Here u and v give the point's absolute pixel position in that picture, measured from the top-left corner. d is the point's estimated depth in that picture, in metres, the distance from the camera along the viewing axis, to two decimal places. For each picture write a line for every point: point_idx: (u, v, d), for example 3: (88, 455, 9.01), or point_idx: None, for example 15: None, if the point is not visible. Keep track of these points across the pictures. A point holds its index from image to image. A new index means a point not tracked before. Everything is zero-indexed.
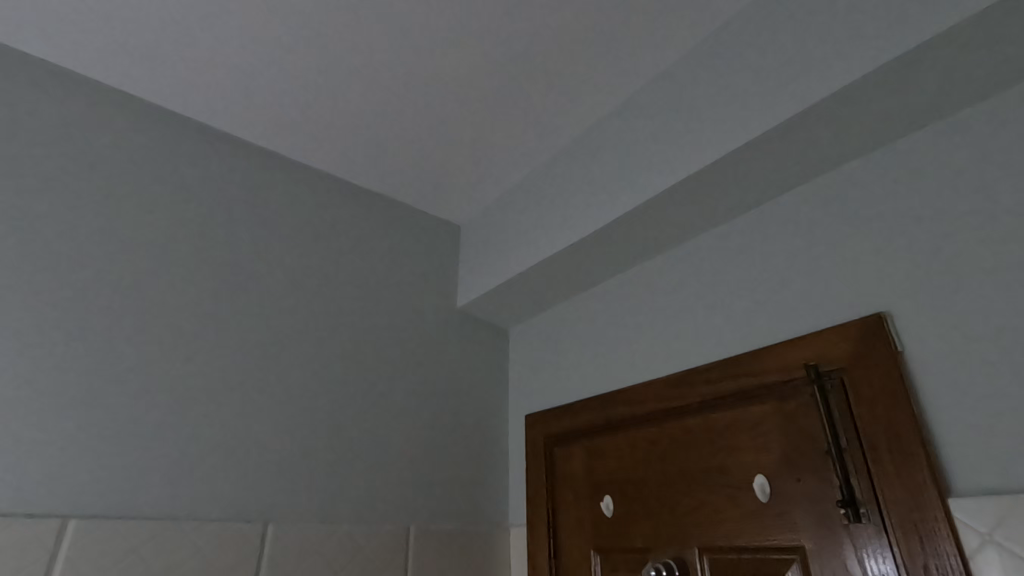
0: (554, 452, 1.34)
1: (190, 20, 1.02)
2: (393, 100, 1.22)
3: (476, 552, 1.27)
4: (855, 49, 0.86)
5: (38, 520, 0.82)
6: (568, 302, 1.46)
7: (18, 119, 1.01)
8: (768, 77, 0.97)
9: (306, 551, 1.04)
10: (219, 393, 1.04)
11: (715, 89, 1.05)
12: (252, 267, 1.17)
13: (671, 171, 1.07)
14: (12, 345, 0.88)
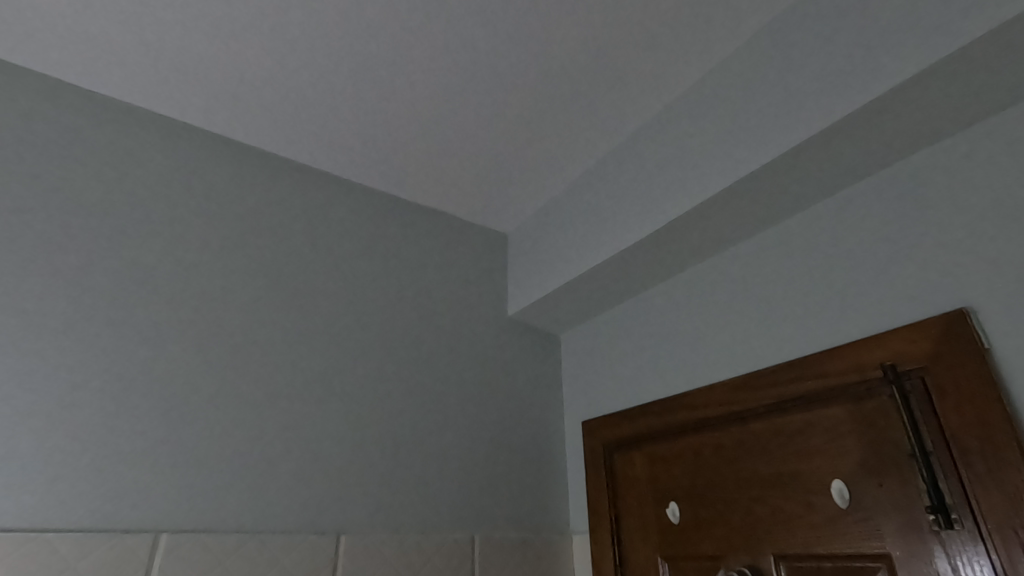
0: (614, 458, 1.33)
1: (248, 55, 1.07)
2: (441, 114, 1.24)
3: (541, 558, 1.28)
4: (926, 31, 0.80)
5: (134, 535, 0.89)
6: (620, 307, 1.45)
7: (98, 159, 1.08)
8: (828, 64, 0.92)
9: (378, 560, 1.08)
10: (289, 411, 1.09)
11: (769, 83, 1.01)
12: (313, 288, 1.22)
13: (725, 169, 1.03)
14: (104, 372, 0.95)
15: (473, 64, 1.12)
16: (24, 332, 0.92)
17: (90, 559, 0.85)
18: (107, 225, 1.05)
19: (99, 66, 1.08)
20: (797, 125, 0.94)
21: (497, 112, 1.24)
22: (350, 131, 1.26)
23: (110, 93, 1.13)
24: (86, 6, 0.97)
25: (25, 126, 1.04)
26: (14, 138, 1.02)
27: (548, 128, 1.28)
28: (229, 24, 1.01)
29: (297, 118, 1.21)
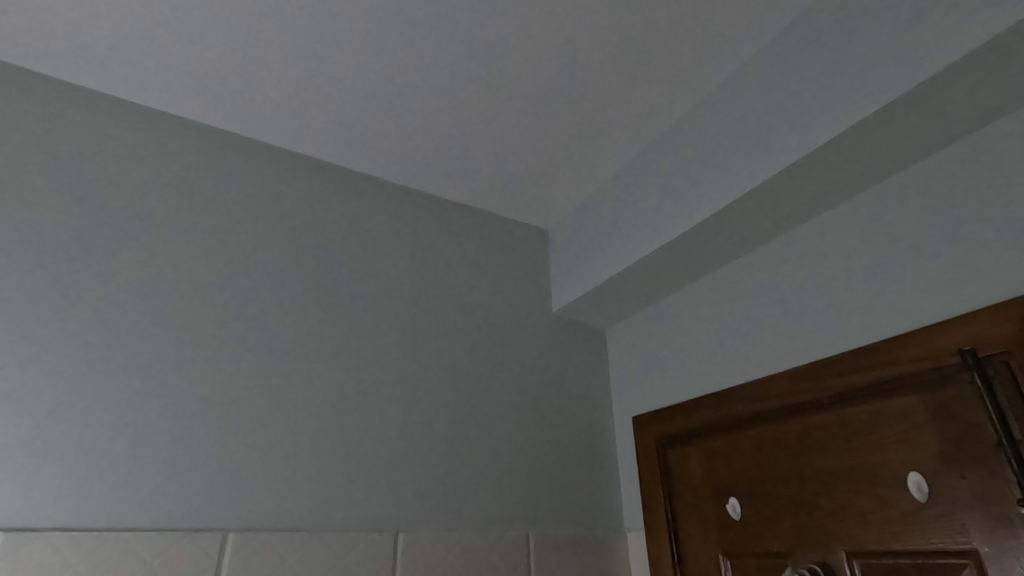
0: (667, 453, 1.29)
1: (296, 66, 1.10)
2: (481, 111, 1.23)
3: (597, 554, 1.26)
4: None
5: (204, 534, 0.93)
6: (666, 300, 1.40)
7: (156, 172, 1.13)
8: (893, 33, 0.85)
9: (435, 558, 1.09)
10: (343, 413, 1.12)
11: (825, 56, 0.94)
12: (361, 292, 1.24)
13: (780, 149, 0.97)
14: (170, 377, 0.99)
15: (515, 59, 1.11)
16: (94, 342, 0.96)
17: (165, 558, 0.89)
18: (163, 236, 1.08)
19: (151, 81, 1.12)
20: (859, 96, 0.87)
21: (537, 105, 1.22)
22: (391, 134, 1.27)
23: (159, 106, 1.17)
24: (142, 26, 1.01)
25: (84, 143, 1.08)
26: (75, 154, 1.07)
27: (588, 119, 1.25)
28: (277, 36, 1.04)
29: (340, 124, 1.24)
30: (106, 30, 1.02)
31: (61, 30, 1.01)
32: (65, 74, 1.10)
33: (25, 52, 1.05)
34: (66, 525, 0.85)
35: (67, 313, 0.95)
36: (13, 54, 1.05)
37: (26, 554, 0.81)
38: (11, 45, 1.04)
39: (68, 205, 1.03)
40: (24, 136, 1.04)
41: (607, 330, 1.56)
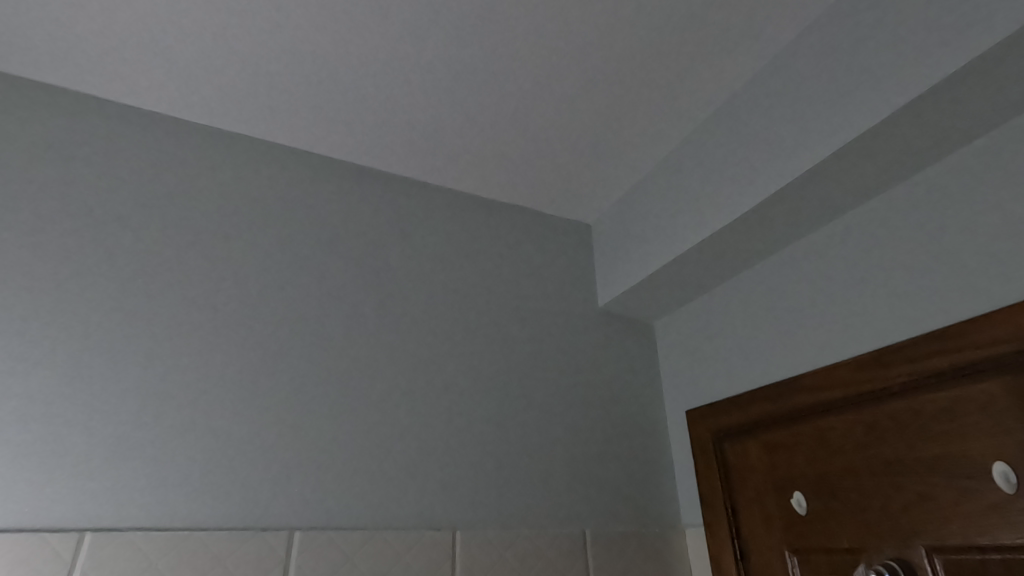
0: (724, 448, 1.26)
1: (342, 78, 1.14)
2: (528, 110, 1.24)
3: (654, 552, 1.25)
4: None
5: (272, 533, 0.96)
6: (714, 291, 1.37)
7: (218, 188, 1.18)
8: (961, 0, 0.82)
9: (492, 556, 1.10)
10: (401, 414, 1.15)
11: (886, 30, 0.91)
12: (413, 294, 1.27)
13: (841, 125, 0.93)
14: (238, 383, 1.04)
15: (554, 53, 1.11)
16: (164, 351, 1.01)
17: (236, 555, 0.93)
18: (222, 247, 1.14)
19: (204, 100, 1.17)
20: (928, 65, 0.83)
21: (576, 98, 1.21)
22: (433, 139, 1.30)
23: (211, 123, 1.23)
24: (199, 49, 1.07)
25: (151, 163, 1.15)
26: (139, 173, 1.13)
27: (630, 109, 1.24)
28: (324, 51, 1.08)
29: (383, 131, 1.27)
30: (165, 55, 1.08)
31: (123, 56, 1.08)
32: (137, 100, 1.17)
33: (90, 79, 1.12)
34: (148, 525, 0.90)
35: (140, 326, 1.01)
36: (80, 82, 1.13)
37: (111, 549, 0.86)
38: (78, 74, 1.11)
39: (138, 222, 1.09)
40: (93, 159, 1.11)
41: (656, 323, 1.54)
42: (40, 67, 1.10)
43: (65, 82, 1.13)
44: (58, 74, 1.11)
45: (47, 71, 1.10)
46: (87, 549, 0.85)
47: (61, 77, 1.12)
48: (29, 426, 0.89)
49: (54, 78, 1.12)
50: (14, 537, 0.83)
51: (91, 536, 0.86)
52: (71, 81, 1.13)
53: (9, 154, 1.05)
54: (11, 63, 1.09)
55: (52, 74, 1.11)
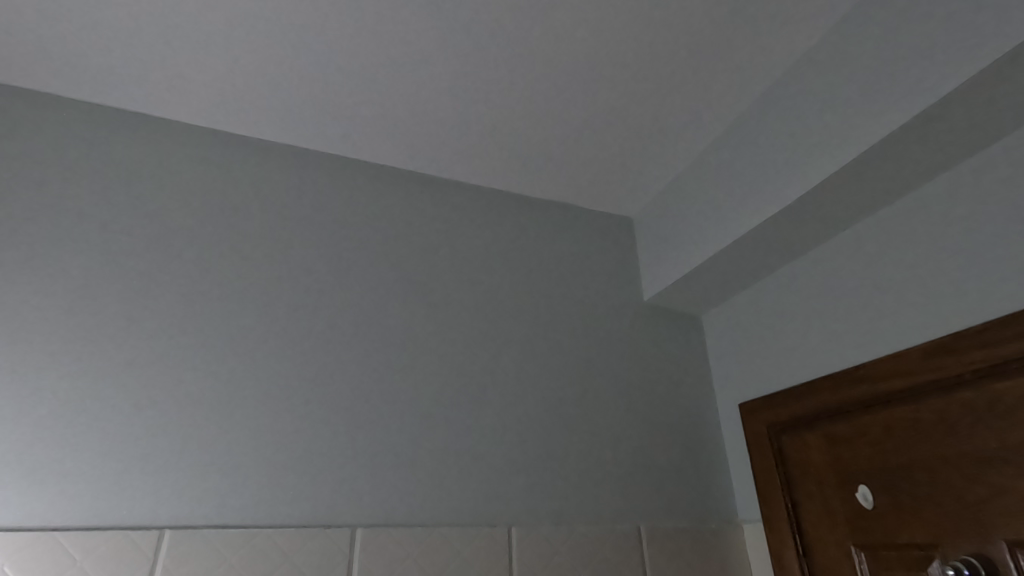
0: (782, 441, 1.22)
1: (385, 84, 1.17)
2: (573, 105, 1.24)
3: (712, 548, 1.23)
4: None
5: (335, 529, 0.99)
6: (766, 280, 1.34)
7: (271, 197, 1.23)
8: None
9: (548, 552, 1.11)
10: (453, 412, 1.17)
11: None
12: (461, 294, 1.29)
13: (903, 101, 0.89)
14: (299, 385, 1.07)
15: (592, 43, 1.10)
16: (227, 355, 1.05)
17: (303, 552, 0.95)
18: (276, 254, 1.17)
19: (252, 113, 1.22)
20: (1000, 32, 0.79)
21: (617, 88, 1.19)
22: (475, 139, 1.32)
23: (258, 135, 1.27)
24: (248, 65, 1.11)
25: (208, 175, 1.19)
26: (194, 185, 1.17)
27: (675, 95, 1.21)
28: (367, 58, 1.11)
29: (425, 134, 1.30)
30: (215, 73, 1.12)
31: (175, 76, 1.13)
32: (192, 117, 1.22)
33: (144, 99, 1.17)
34: (219, 522, 0.93)
35: (204, 331, 1.05)
36: (135, 103, 1.18)
37: (189, 546, 0.89)
38: (134, 95, 1.16)
39: (198, 232, 1.13)
40: (153, 175, 1.16)
41: (704, 314, 1.51)
42: (98, 91, 1.15)
43: (122, 104, 1.18)
44: (115, 97, 1.17)
45: (105, 95, 1.16)
46: (167, 546, 0.89)
47: (121, 100, 1.17)
48: (108, 430, 0.93)
49: (110, 101, 1.17)
50: (99, 536, 0.86)
51: (170, 533, 0.90)
52: (126, 103, 1.18)
53: (76, 174, 1.10)
54: (71, 89, 1.15)
55: (109, 97, 1.17)
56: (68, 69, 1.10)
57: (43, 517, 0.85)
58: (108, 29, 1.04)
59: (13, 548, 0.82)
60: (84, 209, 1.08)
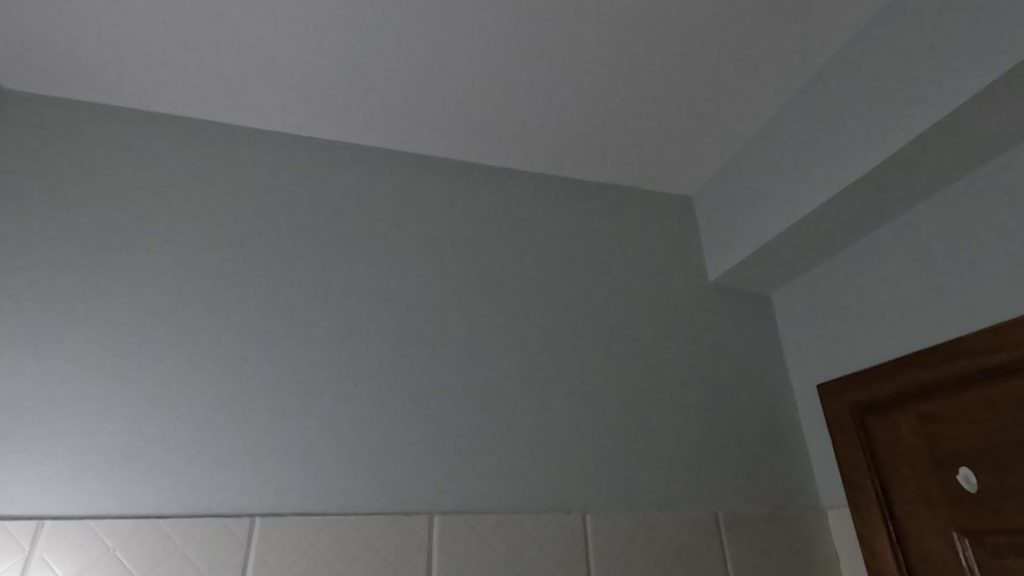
0: (867, 421, 1.15)
1: (442, 77, 1.19)
2: (631, 84, 1.20)
3: (794, 535, 1.18)
4: None
5: (414, 517, 1.02)
6: (843, 253, 1.26)
7: (333, 197, 1.27)
8: None
9: (625, 540, 1.10)
10: (520, 401, 1.18)
11: None
12: (522, 283, 1.30)
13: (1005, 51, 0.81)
14: (369, 380, 1.11)
15: (650, 13, 1.05)
16: (301, 352, 1.10)
17: (385, 539, 0.99)
18: (340, 251, 1.21)
19: (314, 115, 1.27)
20: None
21: (678, 56, 1.14)
22: (531, 124, 1.31)
23: (318, 135, 1.32)
24: (313, 68, 1.16)
25: (273, 178, 1.25)
26: (263, 189, 1.23)
27: (740, 61, 1.14)
28: (427, 55, 1.13)
29: (480, 125, 1.31)
30: (282, 78, 1.18)
31: (244, 82, 1.18)
32: (256, 121, 1.27)
33: (212, 107, 1.23)
34: (305, 510, 0.98)
35: (279, 329, 1.11)
36: (204, 111, 1.24)
37: (279, 533, 0.94)
38: (203, 104, 1.23)
39: (267, 234, 1.19)
40: (223, 178, 1.21)
41: (774, 293, 1.44)
42: (169, 101, 1.22)
43: (192, 112, 1.24)
44: (185, 106, 1.23)
45: (175, 104, 1.22)
46: (259, 533, 0.93)
47: (190, 109, 1.24)
48: (200, 423, 0.99)
49: (181, 111, 1.24)
50: (197, 522, 0.92)
51: (261, 521, 0.94)
52: (195, 112, 1.24)
53: (156, 183, 1.17)
54: (145, 101, 1.21)
55: (179, 106, 1.23)
56: (146, 81, 1.17)
57: (148, 507, 0.91)
58: (186, 47, 1.10)
59: (122, 534, 0.88)
60: (163, 215, 1.14)
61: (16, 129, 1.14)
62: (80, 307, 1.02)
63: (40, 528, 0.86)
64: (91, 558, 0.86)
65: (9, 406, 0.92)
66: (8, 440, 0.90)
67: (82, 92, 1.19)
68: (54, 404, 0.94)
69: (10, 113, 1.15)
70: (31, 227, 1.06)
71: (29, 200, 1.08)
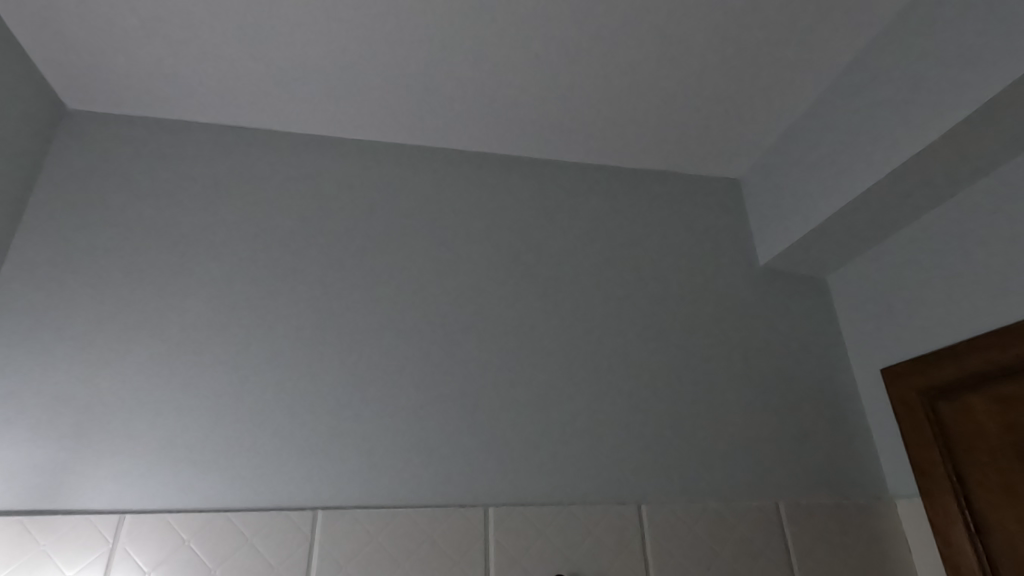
0: (938, 407, 1.09)
1: (484, 73, 1.19)
2: (677, 66, 1.17)
3: (862, 526, 1.13)
4: None
5: (469, 510, 1.04)
6: (909, 228, 1.20)
7: (376, 196, 1.29)
8: None
9: (683, 531, 1.08)
10: (569, 393, 1.17)
11: None
12: (568, 273, 1.29)
13: None
14: (420, 375, 1.14)
15: None
16: (352, 350, 1.13)
17: (442, 531, 1.01)
18: (387, 250, 1.24)
19: (357, 117, 1.30)
20: None
21: (725, 31, 1.09)
22: (573, 112, 1.29)
23: (360, 137, 1.35)
24: (361, 72, 1.19)
25: (319, 180, 1.28)
26: (313, 192, 1.27)
27: (790, 31, 1.09)
28: (469, 51, 1.14)
29: (521, 117, 1.31)
30: (331, 83, 1.21)
31: (294, 89, 1.22)
32: (300, 126, 1.31)
33: (259, 114, 1.28)
34: (364, 504, 1.02)
35: (332, 328, 1.14)
36: (251, 119, 1.29)
37: (340, 525, 0.98)
38: (250, 112, 1.27)
39: (317, 236, 1.22)
40: (271, 183, 1.25)
41: (832, 274, 1.39)
42: (218, 111, 1.26)
43: (239, 120, 1.29)
44: (233, 115, 1.27)
45: (224, 114, 1.27)
46: (321, 526, 0.97)
47: (237, 117, 1.28)
48: (262, 421, 1.04)
49: (229, 119, 1.29)
50: (264, 516, 0.96)
51: (323, 514, 0.98)
52: (242, 120, 1.29)
53: (210, 191, 1.22)
54: (196, 113, 1.26)
55: (227, 116, 1.28)
56: (197, 93, 1.22)
57: (217, 501, 0.97)
58: (237, 59, 1.15)
59: (196, 526, 0.94)
60: (217, 223, 1.19)
61: (82, 146, 1.20)
62: (147, 313, 1.08)
63: (122, 521, 0.92)
64: (167, 550, 0.91)
65: (88, 408, 0.99)
66: (89, 439, 0.97)
67: (137, 107, 1.24)
68: (129, 405, 1.00)
69: (75, 132, 1.21)
70: (101, 238, 1.12)
71: (95, 213, 1.14)
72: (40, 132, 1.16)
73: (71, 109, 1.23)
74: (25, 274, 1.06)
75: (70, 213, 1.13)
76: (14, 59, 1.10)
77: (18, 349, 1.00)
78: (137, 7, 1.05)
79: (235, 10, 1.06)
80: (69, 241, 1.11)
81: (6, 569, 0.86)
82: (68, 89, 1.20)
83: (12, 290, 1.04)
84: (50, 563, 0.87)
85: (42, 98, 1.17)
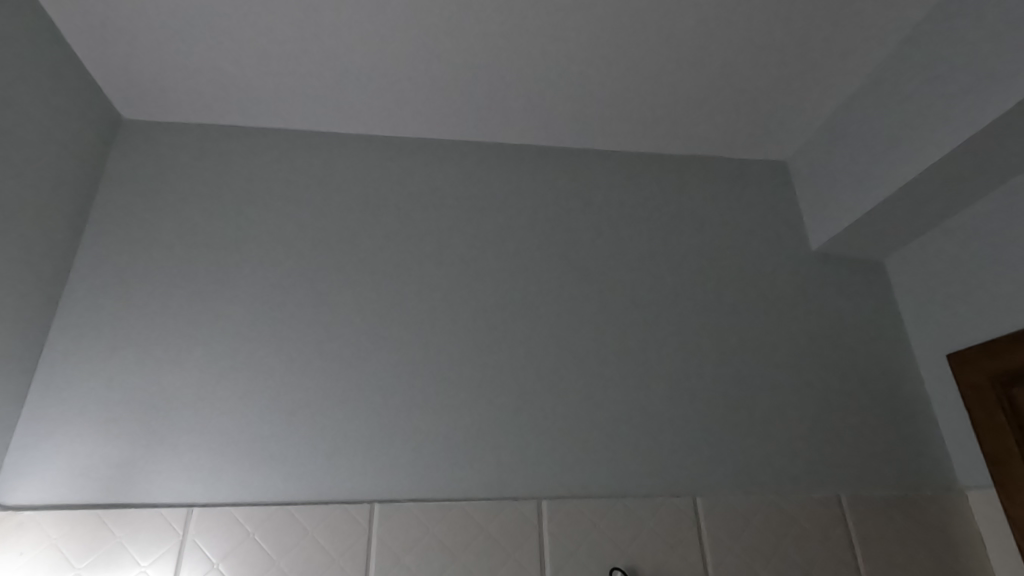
0: (1013, 394, 1.02)
1: (520, 66, 1.20)
2: (719, 48, 1.14)
3: (931, 519, 1.08)
4: None
5: (522, 502, 1.05)
6: (976, 206, 1.13)
7: (418, 193, 1.31)
8: None
9: (739, 523, 1.06)
10: (616, 384, 1.17)
11: None
12: (611, 264, 1.28)
13: None
14: (467, 369, 1.15)
15: None
16: (399, 347, 1.16)
17: (495, 523, 1.02)
18: (430, 246, 1.26)
19: (396, 116, 1.32)
20: None
21: (768, 7, 1.05)
22: (611, 100, 1.28)
23: (399, 134, 1.37)
24: (400, 72, 1.21)
25: (361, 180, 1.31)
26: (358, 193, 1.29)
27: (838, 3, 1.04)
28: (505, 45, 1.15)
29: (559, 107, 1.30)
30: (372, 86, 1.24)
31: (338, 93, 1.26)
32: (341, 126, 1.35)
33: (302, 116, 1.32)
34: (417, 497, 1.04)
35: (380, 326, 1.17)
36: (294, 121, 1.33)
37: (395, 517, 1.01)
38: (293, 114, 1.31)
39: (361, 236, 1.25)
40: (316, 185, 1.29)
41: (892, 256, 1.32)
42: (263, 115, 1.31)
43: (282, 123, 1.33)
44: (277, 118, 1.32)
45: (268, 117, 1.32)
46: (377, 518, 1.01)
47: (282, 120, 1.33)
48: (316, 417, 1.08)
49: (274, 123, 1.33)
50: (323, 508, 1.00)
51: (378, 506, 1.02)
52: (285, 122, 1.33)
53: (258, 195, 1.26)
54: (242, 118, 1.32)
55: (272, 119, 1.32)
56: (244, 99, 1.27)
57: (277, 495, 1.01)
58: (281, 65, 1.19)
59: (258, 520, 0.98)
60: (267, 227, 1.23)
61: (139, 157, 1.26)
62: (205, 315, 1.14)
63: (190, 514, 0.98)
64: (233, 542, 0.97)
65: (154, 408, 1.05)
66: (156, 437, 1.03)
67: (187, 115, 1.30)
68: (192, 402, 1.06)
69: (132, 144, 1.27)
70: (161, 246, 1.18)
71: (153, 221, 1.20)
72: (99, 147, 1.23)
73: (127, 121, 1.30)
74: (93, 282, 1.13)
75: (131, 222, 1.20)
76: (76, 77, 1.17)
77: (90, 355, 1.08)
78: (188, 25, 1.11)
79: (280, 20, 1.10)
80: (132, 249, 1.17)
81: (87, 560, 0.93)
82: (125, 102, 1.27)
83: (83, 298, 1.12)
84: (125, 554, 0.94)
85: (100, 112, 1.23)
